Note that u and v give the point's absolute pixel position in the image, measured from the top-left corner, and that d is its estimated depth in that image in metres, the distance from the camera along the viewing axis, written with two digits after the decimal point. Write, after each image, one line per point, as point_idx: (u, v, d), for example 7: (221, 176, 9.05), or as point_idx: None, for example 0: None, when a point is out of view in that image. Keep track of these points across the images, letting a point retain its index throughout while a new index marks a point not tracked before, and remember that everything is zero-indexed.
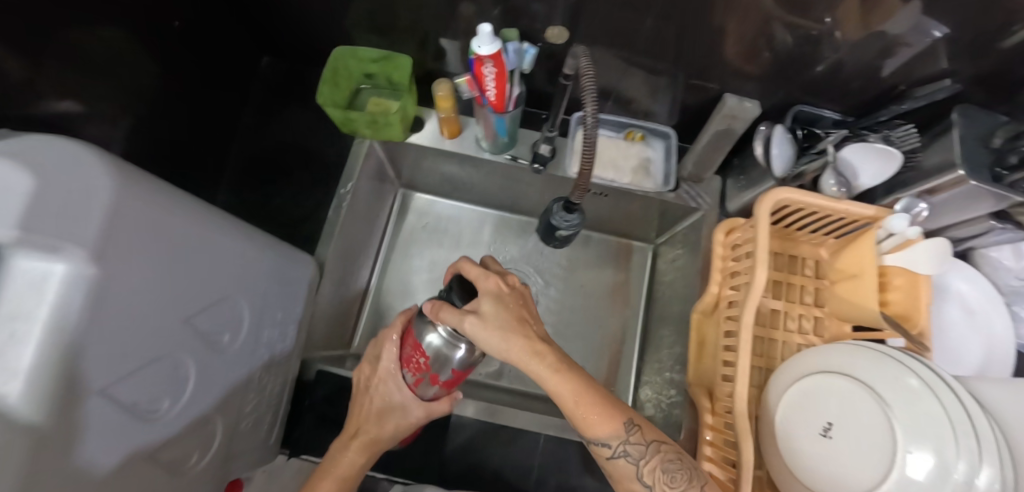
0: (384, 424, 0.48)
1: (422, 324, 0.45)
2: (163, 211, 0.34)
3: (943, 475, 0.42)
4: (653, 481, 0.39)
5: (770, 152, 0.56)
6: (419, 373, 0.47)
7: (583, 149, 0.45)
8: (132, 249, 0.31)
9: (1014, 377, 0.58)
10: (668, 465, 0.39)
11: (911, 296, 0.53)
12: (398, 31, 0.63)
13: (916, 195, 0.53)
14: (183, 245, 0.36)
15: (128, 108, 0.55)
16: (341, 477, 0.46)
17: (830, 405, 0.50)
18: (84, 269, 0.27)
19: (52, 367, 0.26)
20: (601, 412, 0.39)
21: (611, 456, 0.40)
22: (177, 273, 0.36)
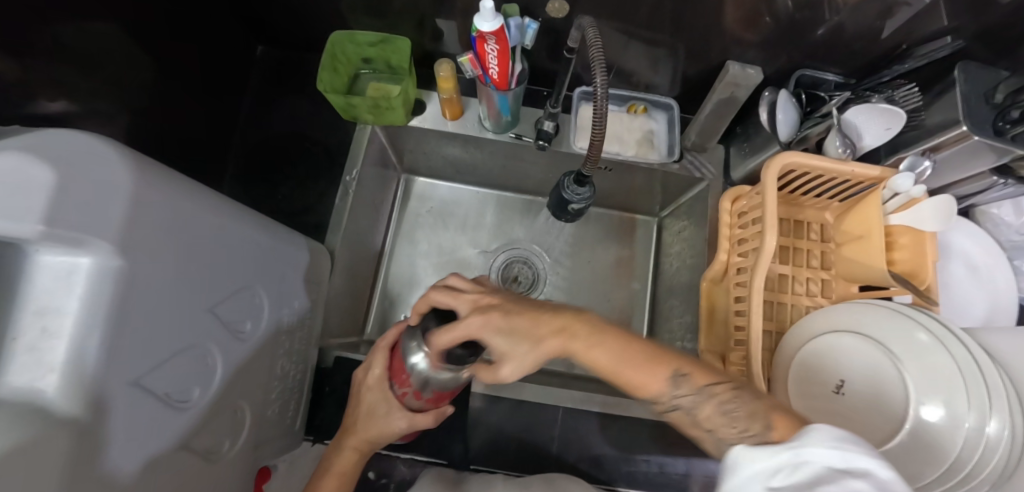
0: (370, 426, 0.49)
1: (407, 345, 0.46)
2: (182, 202, 0.33)
3: (954, 424, 0.44)
4: (711, 427, 0.37)
5: (775, 118, 0.55)
6: (405, 386, 0.48)
7: (593, 122, 0.44)
8: (155, 240, 0.31)
9: (1018, 326, 0.60)
10: (726, 407, 0.36)
11: (917, 253, 0.54)
12: (393, 13, 0.62)
13: (920, 154, 0.54)
14: (201, 237, 0.36)
15: (124, 105, 0.54)
16: (341, 473, 0.48)
17: (845, 364, 0.52)
18: (110, 261, 0.27)
19: (86, 358, 0.27)
20: (643, 368, 0.37)
21: (665, 410, 0.38)
22: (198, 263, 0.36)
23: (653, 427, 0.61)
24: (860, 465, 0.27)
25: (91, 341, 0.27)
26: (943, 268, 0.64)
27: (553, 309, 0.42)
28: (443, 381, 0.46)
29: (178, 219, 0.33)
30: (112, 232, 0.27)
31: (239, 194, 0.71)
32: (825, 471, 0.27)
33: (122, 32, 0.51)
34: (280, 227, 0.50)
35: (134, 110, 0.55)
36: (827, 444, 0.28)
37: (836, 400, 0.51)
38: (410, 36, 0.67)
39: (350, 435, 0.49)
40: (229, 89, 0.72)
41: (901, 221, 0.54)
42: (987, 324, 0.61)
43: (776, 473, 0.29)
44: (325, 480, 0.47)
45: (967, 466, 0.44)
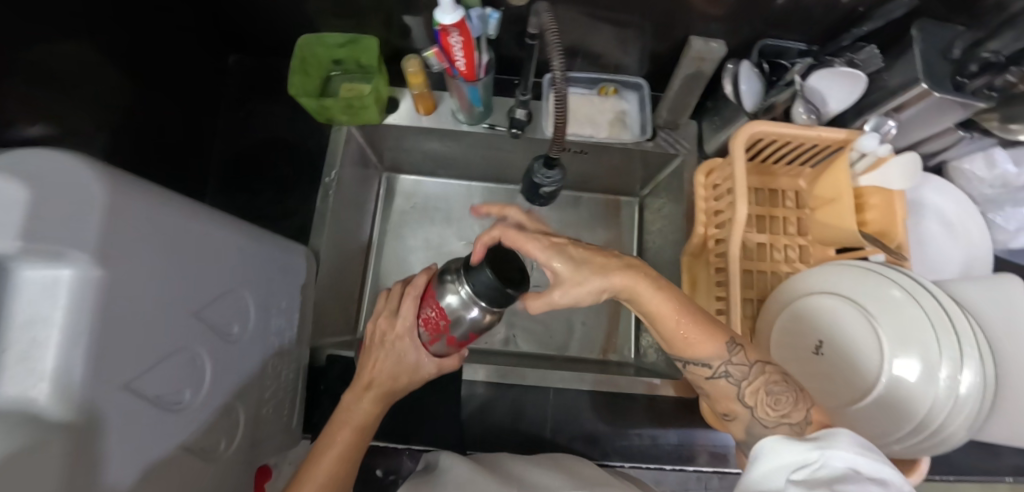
0: (399, 375, 0.50)
1: (442, 284, 0.47)
2: (161, 211, 0.35)
3: (928, 375, 0.45)
4: (753, 402, 0.39)
5: (739, 89, 0.56)
6: (437, 333, 0.49)
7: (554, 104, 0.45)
8: (133, 250, 0.32)
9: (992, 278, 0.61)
10: (772, 387, 0.39)
11: (888, 212, 0.55)
12: (360, 12, 0.63)
13: (885, 114, 0.54)
14: (183, 243, 0.37)
15: (103, 123, 0.55)
16: (358, 426, 0.47)
17: (823, 325, 0.53)
18: (90, 271, 0.28)
19: (75, 367, 0.28)
20: (699, 335, 0.40)
21: (710, 376, 0.41)
22: (177, 269, 0.36)
23: (645, 401, 0.63)
24: (883, 473, 0.28)
25: (78, 347, 0.28)
26: (920, 224, 0.64)
27: (627, 259, 0.43)
28: (476, 324, 0.47)
29: (158, 227, 0.34)
30: (91, 244, 0.28)
31: (224, 204, 0.73)
32: (846, 471, 0.28)
33: (93, 51, 0.52)
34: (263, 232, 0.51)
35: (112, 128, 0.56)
36: (852, 450, 0.29)
37: (815, 361, 0.53)
38: (379, 35, 0.67)
39: (371, 386, 0.49)
40: (205, 101, 0.72)
41: (870, 182, 0.55)
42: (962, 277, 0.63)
43: (799, 467, 0.30)
44: (340, 432, 0.46)
45: (943, 417, 0.45)
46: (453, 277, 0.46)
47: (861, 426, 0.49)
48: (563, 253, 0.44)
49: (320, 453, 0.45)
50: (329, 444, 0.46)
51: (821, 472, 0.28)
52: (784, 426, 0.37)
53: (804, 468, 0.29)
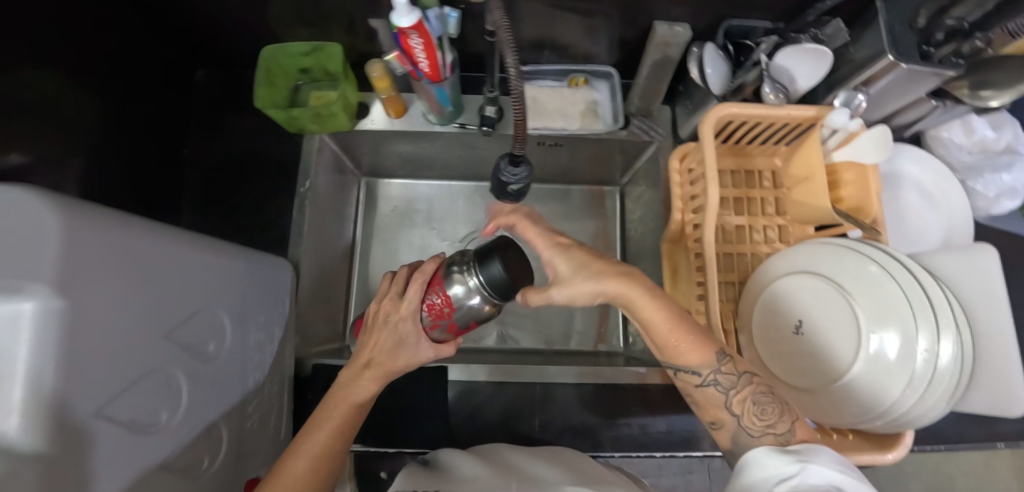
0: (397, 357, 0.46)
1: (449, 273, 0.47)
2: (127, 234, 0.34)
3: (906, 350, 0.45)
4: (740, 411, 0.39)
5: (705, 73, 0.55)
6: (439, 319, 0.48)
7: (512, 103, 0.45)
8: (98, 277, 0.31)
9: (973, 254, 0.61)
10: (759, 397, 0.39)
11: (863, 188, 0.54)
12: (322, 19, 0.62)
13: (855, 88, 0.53)
14: (153, 264, 0.37)
15: (77, 147, 0.55)
16: (357, 402, 0.45)
17: (802, 305, 0.52)
18: (52, 303, 0.27)
19: (42, 400, 0.27)
20: (690, 342, 0.40)
21: (700, 384, 0.40)
22: (146, 292, 0.36)
23: (633, 390, 0.63)
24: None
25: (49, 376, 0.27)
26: (902, 198, 0.64)
27: (624, 266, 0.43)
28: (477, 313, 0.47)
29: (128, 250, 0.34)
30: (50, 273, 0.27)
31: (203, 220, 0.73)
32: (824, 487, 0.28)
33: (62, 74, 0.52)
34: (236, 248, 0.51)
35: (86, 151, 0.56)
36: (832, 467, 0.29)
37: (794, 340, 0.52)
38: (344, 40, 0.67)
39: (369, 367, 0.46)
40: (175, 118, 0.72)
41: (843, 157, 0.54)
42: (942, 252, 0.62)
43: (779, 479, 0.30)
44: (334, 407, 0.45)
45: (920, 391, 0.44)
46: (460, 267, 0.47)
47: (841, 404, 0.48)
48: (565, 256, 0.45)
49: (313, 428, 0.44)
50: (324, 417, 0.44)
51: (798, 483, 0.29)
52: (770, 436, 0.37)
53: (783, 479, 0.30)
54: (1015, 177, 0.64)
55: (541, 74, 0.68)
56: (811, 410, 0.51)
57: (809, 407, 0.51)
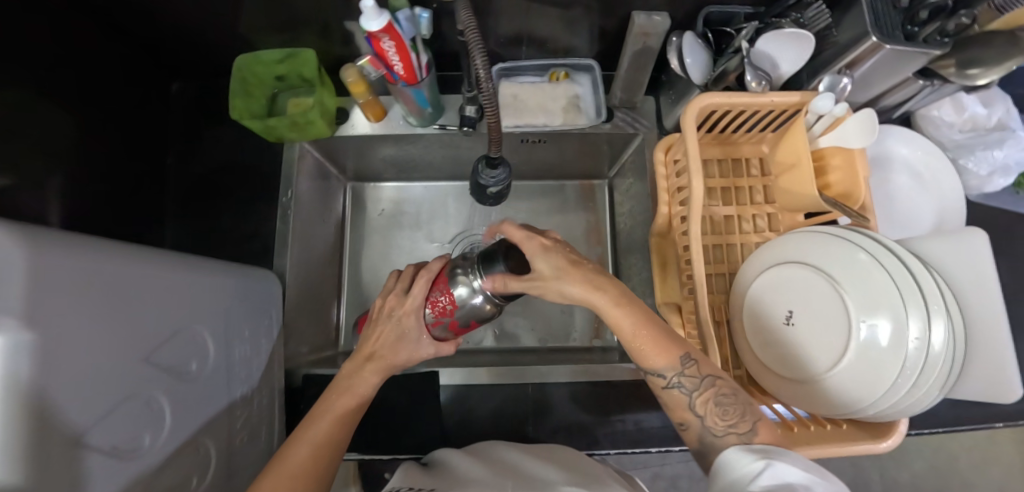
0: (398, 350, 0.49)
1: (455, 274, 0.49)
2: (95, 258, 0.33)
3: (898, 336, 0.44)
4: (705, 412, 0.42)
5: (685, 63, 0.54)
6: (442, 316, 0.50)
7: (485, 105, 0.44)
8: (69, 306, 0.30)
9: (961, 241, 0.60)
10: (721, 398, 0.42)
11: (850, 173, 0.53)
12: (294, 25, 0.61)
13: (838, 71, 0.52)
14: (124, 287, 0.36)
15: (54, 166, 0.54)
16: (357, 396, 0.47)
17: (793, 295, 0.51)
18: (23, 336, 0.26)
19: (23, 435, 0.26)
20: (656, 348, 0.43)
21: (666, 385, 0.43)
22: (121, 317, 0.35)
23: (627, 386, 0.63)
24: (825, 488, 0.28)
25: (22, 414, 0.26)
26: (891, 183, 0.64)
27: (596, 271, 0.44)
28: (478, 312, 0.50)
29: (98, 275, 0.33)
30: (17, 307, 0.26)
31: (186, 234, 0.72)
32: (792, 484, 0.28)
33: (34, 93, 0.51)
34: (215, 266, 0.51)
35: (65, 171, 0.56)
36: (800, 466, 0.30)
37: (786, 331, 0.51)
38: (317, 45, 0.66)
39: (369, 359, 0.49)
40: (152, 133, 0.71)
41: (829, 142, 0.53)
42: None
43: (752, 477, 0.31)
44: (337, 399, 0.47)
45: (913, 379, 0.43)
46: (466, 267, 0.49)
47: (834, 394, 0.47)
48: (546, 254, 0.44)
49: (312, 420, 0.45)
50: (326, 409, 0.46)
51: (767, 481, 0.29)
52: (733, 434, 0.40)
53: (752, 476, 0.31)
54: (1008, 153, 0.63)
55: (521, 70, 0.67)
56: (804, 402, 0.50)
57: (802, 400, 0.50)
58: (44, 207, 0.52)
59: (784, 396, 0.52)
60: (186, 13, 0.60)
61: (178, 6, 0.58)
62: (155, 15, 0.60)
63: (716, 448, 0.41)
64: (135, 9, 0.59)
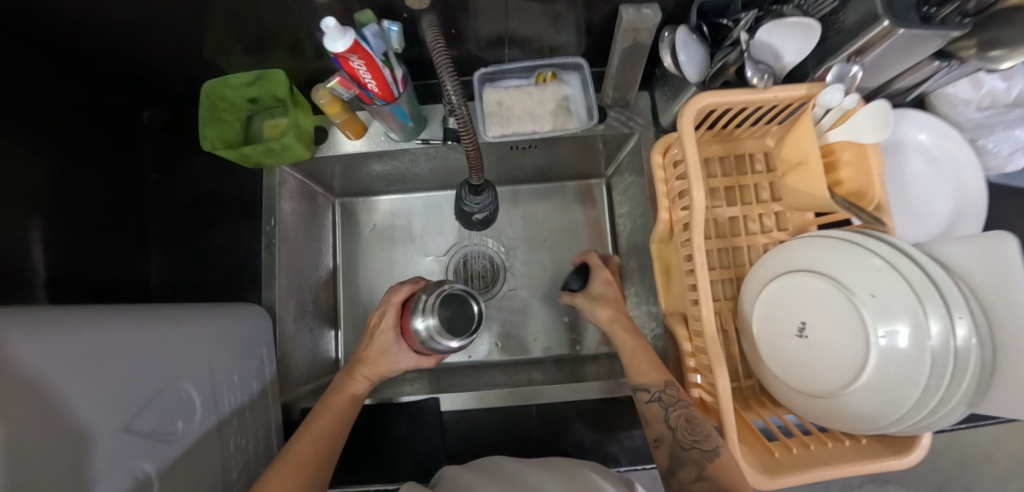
0: (381, 361, 0.55)
1: (414, 312, 0.51)
2: (61, 333, 0.32)
3: (921, 345, 0.41)
4: (675, 425, 0.49)
5: (679, 60, 0.50)
6: (409, 342, 0.54)
7: (462, 130, 0.42)
8: (41, 385, 0.28)
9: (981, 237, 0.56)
10: (692, 419, 0.49)
11: (863, 168, 0.49)
12: (260, 44, 0.57)
13: (847, 60, 0.48)
14: (98, 358, 0.34)
15: (33, 213, 0.52)
16: (351, 397, 0.53)
17: (804, 305, 0.48)
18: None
19: None
20: (648, 366, 0.55)
21: (648, 400, 0.52)
22: (98, 388, 0.33)
23: (632, 401, 0.61)
24: None
25: None
26: (905, 172, 0.60)
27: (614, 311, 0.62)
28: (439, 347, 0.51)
29: (70, 350, 0.31)
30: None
31: (174, 267, 0.70)
32: None
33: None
34: (194, 312, 0.49)
35: (45, 216, 0.54)
36: None
37: (799, 344, 0.47)
38: (289, 63, 0.62)
39: (361, 365, 0.55)
40: (127, 167, 0.69)
41: (840, 137, 0.49)
42: (947, 232, 0.58)
43: None
44: (334, 399, 0.53)
45: (940, 391, 0.41)
46: (420, 305, 0.51)
47: (856, 410, 0.44)
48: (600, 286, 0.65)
49: (312, 418, 0.50)
50: (325, 407, 0.52)
51: None
52: (696, 448, 0.46)
53: None
54: None
55: (505, 74, 0.64)
56: (823, 417, 0.47)
57: (820, 415, 0.47)
58: (29, 257, 0.51)
59: (800, 409, 0.49)
60: (148, 40, 0.57)
61: (138, 33, 0.55)
62: (116, 44, 0.57)
63: (683, 461, 0.47)
64: (94, 40, 0.56)
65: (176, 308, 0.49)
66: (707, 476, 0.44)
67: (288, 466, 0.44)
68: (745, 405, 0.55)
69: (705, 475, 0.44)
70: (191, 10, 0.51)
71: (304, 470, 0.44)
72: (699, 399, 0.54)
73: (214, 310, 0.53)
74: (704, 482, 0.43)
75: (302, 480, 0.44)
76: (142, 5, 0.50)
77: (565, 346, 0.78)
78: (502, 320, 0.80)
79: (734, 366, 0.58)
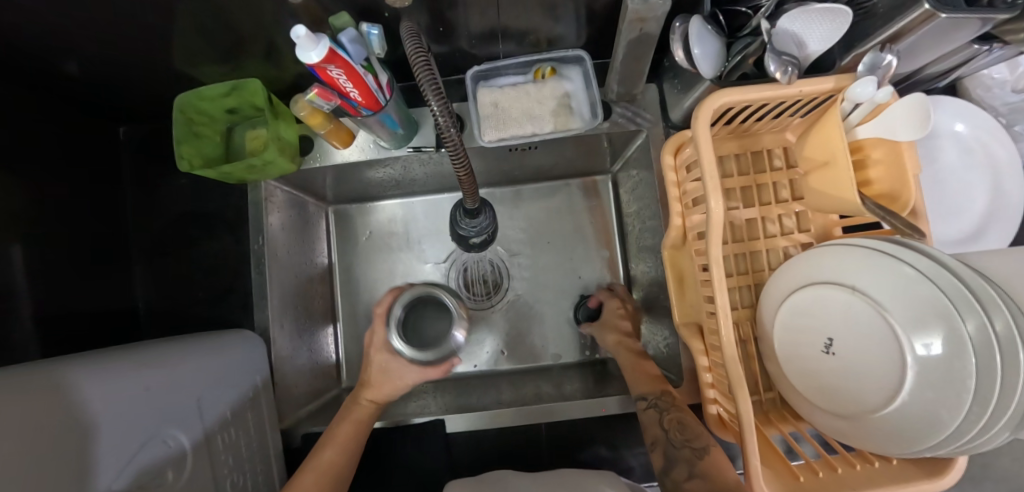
0: (384, 381, 0.53)
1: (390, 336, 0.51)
2: (13, 411, 0.30)
3: (960, 368, 0.37)
4: (669, 427, 0.51)
5: (692, 54, 0.44)
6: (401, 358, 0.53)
7: (451, 155, 0.38)
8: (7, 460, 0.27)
9: (1008, 245, 0.53)
10: (684, 422, 0.51)
11: (896, 168, 0.44)
12: (232, 52, 0.53)
13: (879, 48, 0.43)
14: (58, 429, 0.32)
15: (14, 250, 0.50)
16: (358, 420, 0.54)
17: (831, 319, 0.44)
18: None
19: None
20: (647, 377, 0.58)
21: (644, 407, 0.54)
22: (71, 450, 0.33)
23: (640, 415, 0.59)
24: None
25: None
26: (937, 164, 0.56)
27: (619, 335, 0.65)
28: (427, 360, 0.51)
29: (26, 429, 0.30)
30: None
31: (165, 294, 0.69)
32: None
33: None
34: (165, 355, 0.47)
35: (27, 252, 0.52)
36: None
37: (825, 362, 0.44)
38: (266, 70, 0.58)
39: (366, 389, 0.55)
40: (106, 188, 0.66)
41: (870, 134, 0.44)
42: (978, 232, 0.54)
43: None
44: (342, 425, 0.54)
45: (982, 420, 0.37)
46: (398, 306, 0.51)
47: (885, 433, 0.41)
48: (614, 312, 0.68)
49: (319, 449, 0.52)
50: (332, 437, 0.53)
51: None
52: (687, 448, 0.49)
53: None
54: None
55: (501, 71, 0.59)
56: (849, 436, 0.44)
57: (847, 433, 0.44)
58: (14, 297, 0.49)
59: (825, 427, 0.46)
60: (113, 54, 0.53)
61: (101, 47, 0.51)
62: (80, 61, 0.53)
63: (676, 460, 0.48)
64: (56, 59, 0.52)
65: (157, 348, 0.49)
66: (697, 473, 0.46)
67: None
68: (765, 419, 0.53)
69: (696, 472, 0.46)
70: (155, 21, 0.47)
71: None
72: (717, 416, 0.51)
73: (198, 348, 0.52)
74: (697, 480, 0.45)
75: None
76: (100, 17, 0.46)
77: (573, 351, 0.76)
78: (506, 327, 0.77)
79: (753, 378, 0.55)
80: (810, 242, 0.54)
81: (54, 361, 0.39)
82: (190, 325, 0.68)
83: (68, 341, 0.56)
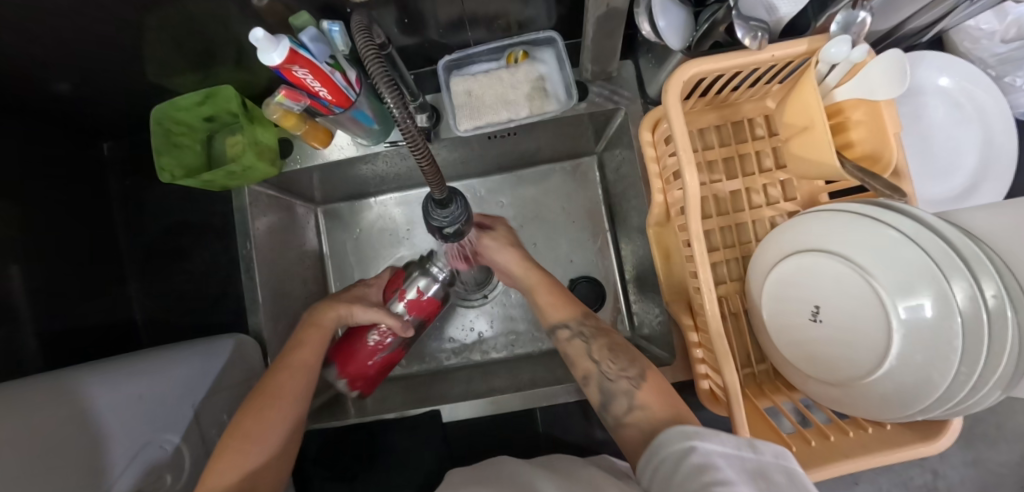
0: (329, 310, 0.57)
1: (411, 272, 0.60)
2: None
3: (949, 329, 0.36)
4: (600, 358, 0.49)
5: (658, 27, 0.44)
6: (396, 289, 0.60)
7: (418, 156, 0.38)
8: None
9: (1002, 199, 0.51)
10: (612, 347, 0.50)
11: (876, 129, 0.43)
12: (203, 61, 0.53)
13: (854, 4, 0.40)
14: (40, 472, 0.36)
15: (13, 274, 0.52)
16: (320, 325, 0.56)
17: (817, 286, 0.43)
18: None
19: None
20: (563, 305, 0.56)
21: (569, 337, 0.52)
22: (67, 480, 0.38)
23: None
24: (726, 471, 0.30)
25: None
26: (923, 121, 0.54)
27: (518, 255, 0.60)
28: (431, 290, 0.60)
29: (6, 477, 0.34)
30: None
31: (161, 304, 0.71)
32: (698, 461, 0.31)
33: None
34: (148, 361, 0.50)
35: (26, 273, 0.54)
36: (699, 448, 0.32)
37: (813, 330, 0.43)
38: (238, 76, 0.58)
39: (331, 302, 0.58)
40: (95, 206, 0.68)
41: (847, 96, 0.42)
42: (971, 188, 0.53)
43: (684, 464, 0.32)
44: (306, 331, 0.56)
45: (971, 380, 0.36)
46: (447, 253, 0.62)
47: (876, 399, 0.41)
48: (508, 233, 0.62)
49: (292, 350, 0.54)
50: (300, 343, 0.54)
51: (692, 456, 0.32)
52: (624, 377, 0.46)
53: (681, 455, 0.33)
54: None
55: (472, 58, 0.59)
56: (842, 404, 0.44)
57: (840, 401, 0.44)
58: (17, 318, 0.51)
59: (817, 396, 0.45)
60: (87, 72, 0.53)
61: (74, 68, 0.52)
62: (58, 82, 0.54)
63: (613, 393, 0.46)
64: (35, 84, 0.53)
65: (142, 353, 0.51)
66: (638, 404, 0.43)
67: (264, 397, 0.48)
68: (759, 390, 0.53)
69: (637, 403, 0.43)
70: (124, 37, 0.47)
71: (281, 401, 0.48)
72: (710, 391, 0.50)
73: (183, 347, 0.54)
74: (638, 411, 0.43)
75: (274, 406, 0.48)
76: (69, 37, 0.46)
77: None
78: (500, 314, 0.78)
79: (746, 350, 0.55)
80: (796, 210, 0.53)
81: (63, 371, 0.45)
82: (188, 335, 0.70)
83: (72, 357, 0.58)
